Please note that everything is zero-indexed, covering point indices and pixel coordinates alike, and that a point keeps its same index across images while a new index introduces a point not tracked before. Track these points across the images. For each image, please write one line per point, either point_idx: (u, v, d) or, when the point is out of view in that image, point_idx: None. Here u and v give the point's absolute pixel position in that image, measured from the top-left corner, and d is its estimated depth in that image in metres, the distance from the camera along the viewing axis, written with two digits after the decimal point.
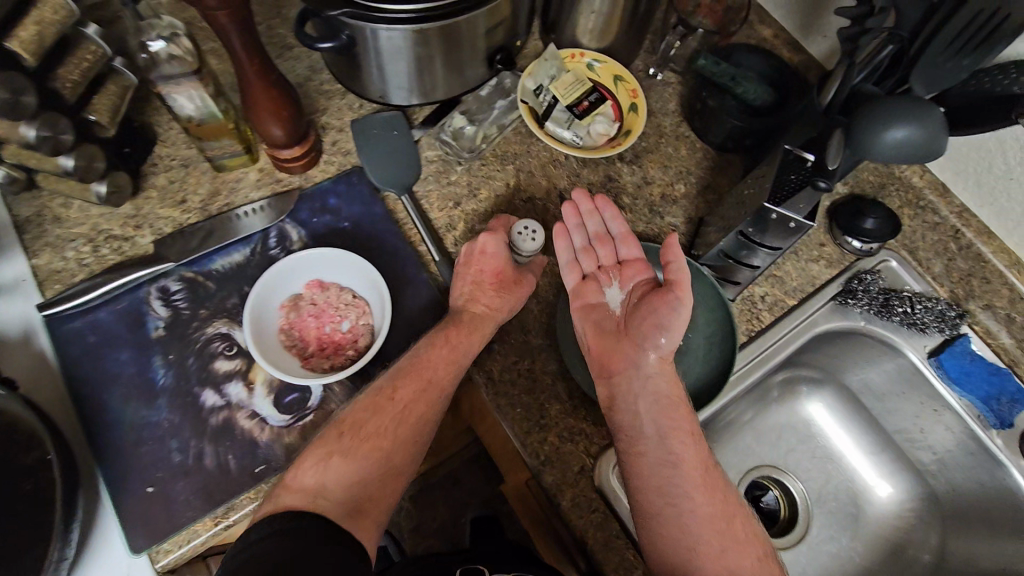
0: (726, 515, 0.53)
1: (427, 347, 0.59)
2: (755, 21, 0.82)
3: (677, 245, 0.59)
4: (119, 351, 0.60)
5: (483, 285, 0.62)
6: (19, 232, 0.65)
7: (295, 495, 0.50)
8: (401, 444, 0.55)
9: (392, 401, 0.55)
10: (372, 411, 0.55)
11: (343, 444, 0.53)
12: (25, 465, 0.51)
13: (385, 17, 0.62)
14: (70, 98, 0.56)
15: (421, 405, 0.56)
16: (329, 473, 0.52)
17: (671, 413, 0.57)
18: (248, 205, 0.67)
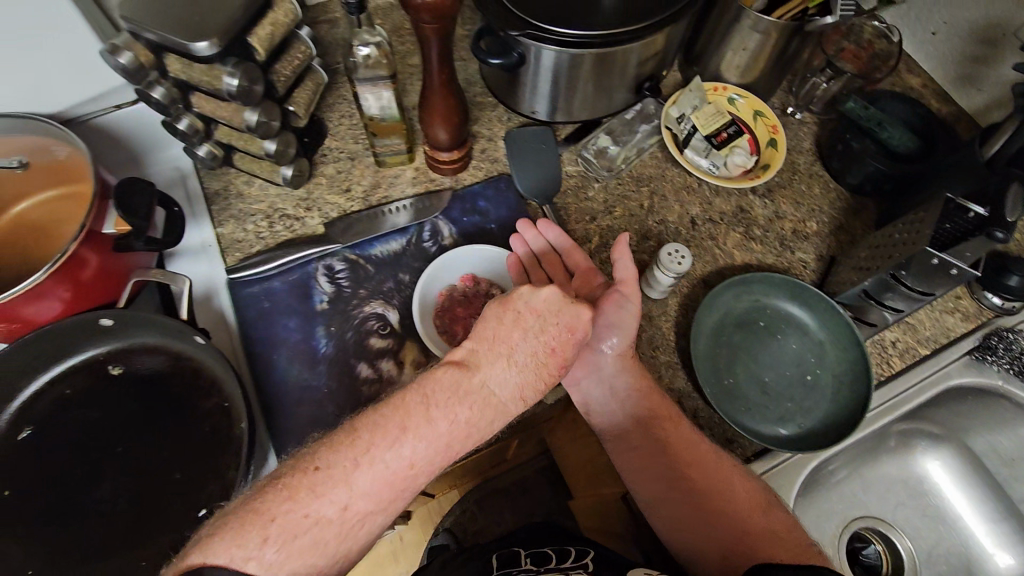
0: (723, 480, 0.58)
1: (454, 389, 0.47)
2: (903, 70, 0.83)
3: (625, 246, 0.64)
4: (288, 318, 0.66)
5: (546, 371, 0.51)
6: (208, 203, 0.73)
7: (281, 537, 0.39)
8: (395, 490, 0.44)
9: (410, 451, 0.44)
10: (376, 457, 0.43)
11: (338, 476, 0.42)
12: (206, 408, 0.60)
13: (554, 38, 0.65)
14: (281, 90, 0.63)
15: (440, 457, 0.45)
16: (324, 521, 0.41)
17: (648, 397, 0.61)
18: (397, 202, 0.73)
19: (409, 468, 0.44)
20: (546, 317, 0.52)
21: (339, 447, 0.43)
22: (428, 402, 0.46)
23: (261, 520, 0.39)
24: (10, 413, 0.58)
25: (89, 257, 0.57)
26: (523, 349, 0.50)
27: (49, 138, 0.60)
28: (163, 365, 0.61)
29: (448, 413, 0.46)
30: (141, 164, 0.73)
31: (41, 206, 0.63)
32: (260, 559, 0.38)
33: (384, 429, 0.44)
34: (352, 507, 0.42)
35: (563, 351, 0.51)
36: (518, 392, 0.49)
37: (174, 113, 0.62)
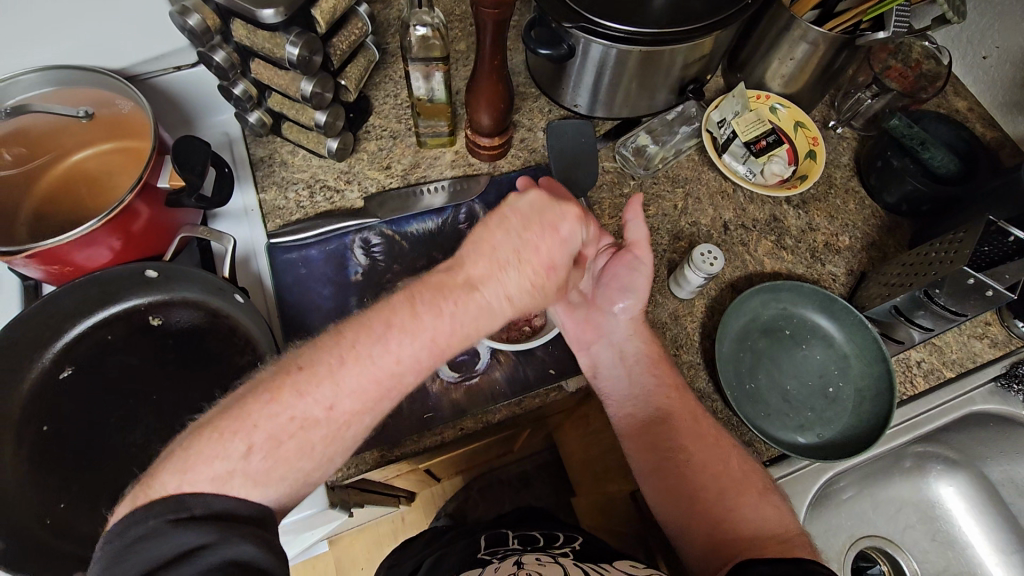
0: (720, 459, 0.59)
1: (436, 291, 0.44)
2: (950, 92, 0.83)
3: (638, 207, 0.64)
4: (323, 287, 0.68)
5: (537, 277, 0.46)
6: (252, 168, 0.74)
7: (266, 445, 0.40)
8: (379, 391, 0.43)
9: (395, 344, 0.42)
10: (361, 353, 0.42)
11: (323, 374, 0.42)
12: (239, 364, 0.61)
13: (605, 33, 0.66)
14: (336, 64, 0.65)
15: (427, 356, 0.43)
16: (308, 426, 0.41)
17: (659, 374, 0.64)
18: (432, 184, 0.74)
19: (396, 363, 0.42)
20: (529, 217, 0.46)
21: (323, 347, 0.43)
22: (412, 304, 0.43)
23: (244, 426, 0.40)
24: (54, 351, 0.60)
25: (141, 209, 0.59)
26: (504, 249, 0.45)
27: (116, 93, 0.63)
28: (201, 320, 0.62)
29: (432, 312, 0.43)
30: (194, 126, 0.76)
31: (100, 156, 0.64)
32: (247, 464, 0.40)
33: (368, 326, 0.42)
34: (337, 410, 0.42)
35: (550, 251, 0.46)
36: (504, 294, 0.45)
37: (232, 79, 0.64)
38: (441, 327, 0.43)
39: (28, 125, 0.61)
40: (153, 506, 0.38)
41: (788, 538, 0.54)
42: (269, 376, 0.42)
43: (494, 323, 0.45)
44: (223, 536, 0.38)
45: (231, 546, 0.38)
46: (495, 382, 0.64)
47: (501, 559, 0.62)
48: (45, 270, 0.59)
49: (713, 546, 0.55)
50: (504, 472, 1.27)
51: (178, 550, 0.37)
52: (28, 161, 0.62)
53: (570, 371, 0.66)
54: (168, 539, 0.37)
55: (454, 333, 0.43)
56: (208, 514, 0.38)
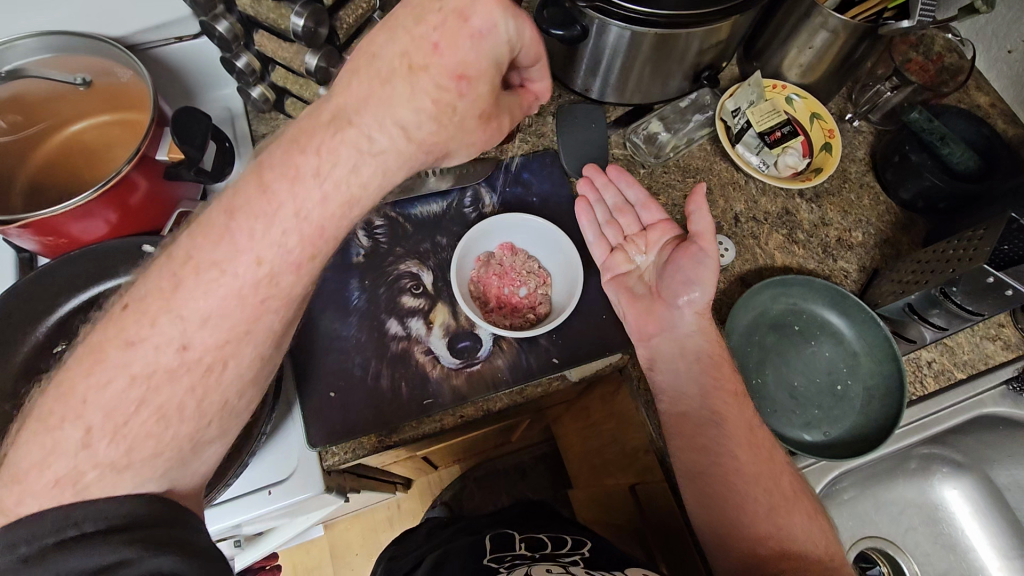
0: (774, 476, 0.58)
1: (296, 139, 0.41)
2: (972, 87, 0.81)
3: (701, 197, 0.64)
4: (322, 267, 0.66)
5: (443, 95, 0.42)
6: (254, 145, 0.73)
7: (112, 420, 0.37)
8: (243, 317, 0.40)
9: (246, 240, 0.39)
10: (201, 268, 0.39)
11: (154, 315, 0.38)
12: None
13: (622, 14, 0.63)
14: (342, 38, 0.63)
15: (298, 243, 0.40)
16: (162, 380, 0.38)
17: (718, 374, 0.61)
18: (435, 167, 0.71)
19: (253, 264, 0.39)
20: (423, 6, 0.42)
21: (150, 276, 0.39)
22: (262, 172, 0.40)
23: (71, 403, 0.37)
24: (47, 326, 0.58)
25: (139, 181, 0.57)
26: (389, 55, 0.42)
27: (114, 61, 0.61)
28: None
29: (288, 165, 0.40)
30: (196, 99, 0.74)
31: (98, 127, 0.63)
32: (92, 452, 0.37)
33: (207, 225, 0.40)
34: (191, 349, 0.39)
35: (456, 46, 0.41)
36: (395, 122, 0.42)
37: (234, 50, 0.62)
38: (320, 179, 0.41)
39: (23, 91, 0.59)
40: (47, 515, 0.35)
41: (827, 568, 0.55)
42: (96, 328, 0.39)
43: (388, 159, 0.43)
44: (140, 552, 0.34)
45: (151, 559, 0.34)
46: (496, 370, 0.63)
47: (510, 568, 0.61)
48: (39, 241, 0.57)
49: (753, 563, 0.55)
50: (501, 462, 1.26)
51: (97, 564, 0.33)
52: (25, 128, 0.61)
53: (574, 361, 0.65)
54: (83, 553, 0.34)
55: (358, 181, 0.42)
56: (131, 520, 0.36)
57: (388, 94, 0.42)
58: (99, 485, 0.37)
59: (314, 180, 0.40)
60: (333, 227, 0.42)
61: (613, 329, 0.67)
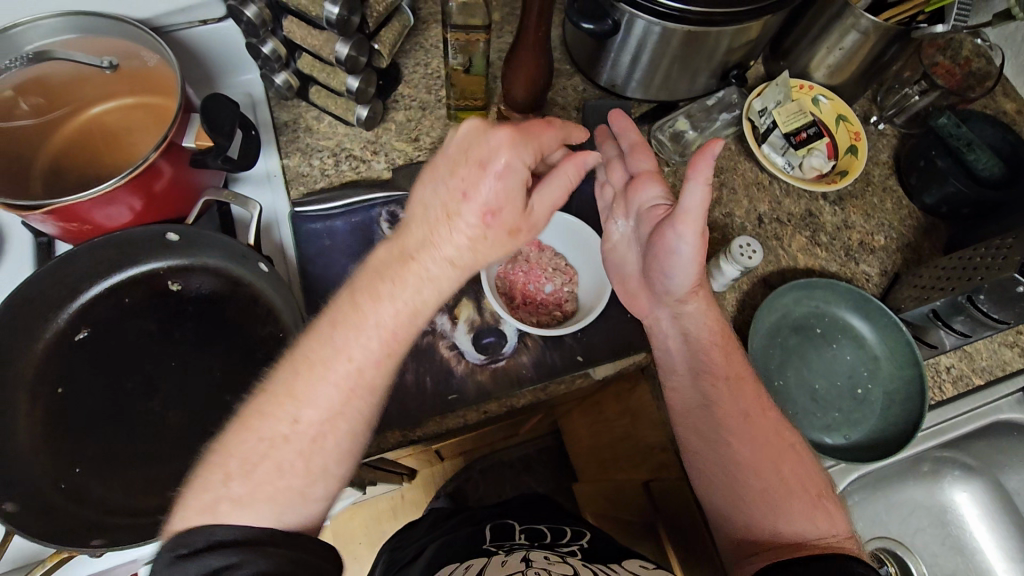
0: (780, 454, 0.57)
1: (380, 264, 0.46)
2: (998, 92, 0.80)
3: (708, 158, 0.49)
4: (347, 260, 0.66)
5: (488, 232, 0.45)
6: (276, 133, 0.71)
7: (242, 471, 0.40)
8: (345, 398, 0.43)
9: (343, 341, 0.43)
10: (316, 361, 0.43)
11: (277, 395, 0.42)
12: (259, 336, 0.60)
13: (654, 10, 0.62)
14: (372, 25, 0.62)
15: (380, 343, 0.43)
16: (277, 443, 0.41)
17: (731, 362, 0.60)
18: None
19: (346, 361, 0.43)
20: (456, 157, 0.46)
21: (277, 368, 0.44)
22: (355, 290, 0.45)
23: (220, 458, 0.41)
24: (70, 313, 0.59)
25: (164, 168, 0.56)
26: (433, 203, 0.46)
27: (142, 45, 0.60)
28: (209, 283, 0.60)
29: (376, 287, 0.44)
30: (217, 84, 0.73)
31: (121, 110, 0.61)
32: (228, 487, 0.39)
33: (316, 332, 0.44)
34: (302, 423, 0.42)
35: (480, 188, 0.45)
36: (446, 253, 0.45)
37: (261, 36, 0.61)
38: (398, 298, 0.44)
39: (46, 74, 0.59)
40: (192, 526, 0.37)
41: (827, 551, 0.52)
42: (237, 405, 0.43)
43: (450, 278, 0.46)
44: (252, 556, 0.37)
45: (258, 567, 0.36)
46: (521, 366, 0.63)
47: (507, 553, 0.61)
48: (61, 227, 0.56)
49: (761, 540, 0.54)
50: (505, 454, 1.26)
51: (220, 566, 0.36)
52: (48, 112, 0.60)
53: (598, 359, 0.65)
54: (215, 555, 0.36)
55: (420, 303, 0.45)
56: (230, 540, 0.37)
57: (437, 238, 0.45)
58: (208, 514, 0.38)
59: (388, 298, 0.44)
60: (408, 333, 0.45)
61: (637, 327, 0.67)
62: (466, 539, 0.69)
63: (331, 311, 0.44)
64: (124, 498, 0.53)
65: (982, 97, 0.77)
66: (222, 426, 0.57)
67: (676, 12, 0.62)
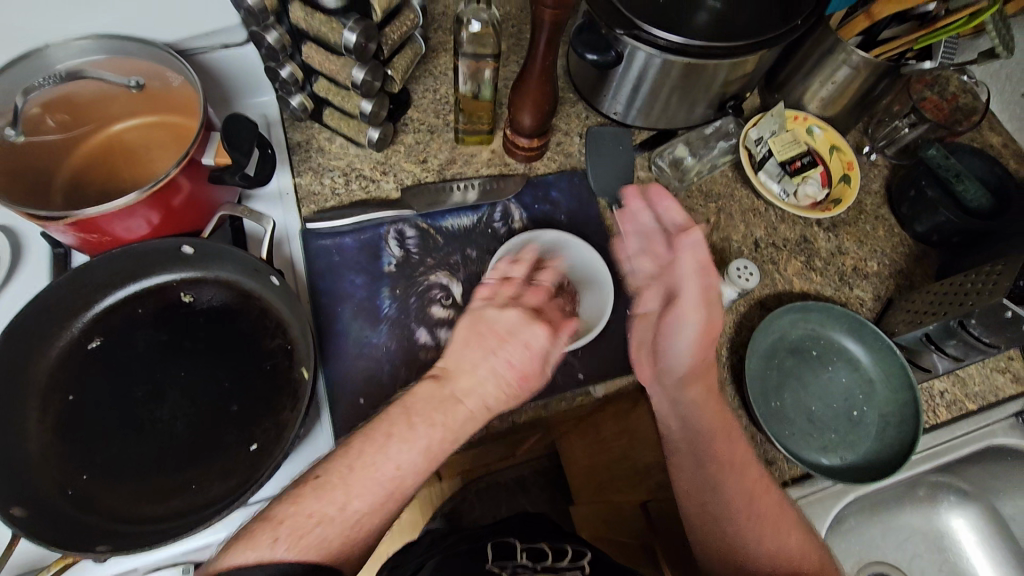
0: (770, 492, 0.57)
1: (433, 395, 0.49)
2: (984, 127, 0.83)
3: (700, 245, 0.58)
4: (355, 275, 0.68)
5: (516, 390, 0.51)
6: (289, 152, 0.74)
7: (290, 538, 0.43)
8: (388, 495, 0.47)
9: (399, 444, 0.47)
10: (368, 460, 0.46)
11: (333, 483, 0.45)
12: (268, 348, 0.61)
13: (654, 43, 0.65)
14: (386, 53, 0.65)
15: (425, 459, 0.47)
16: (325, 522, 0.44)
17: (725, 422, 0.58)
18: (465, 181, 0.74)
19: (395, 467, 0.46)
20: (478, 331, 0.51)
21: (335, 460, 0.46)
22: (408, 411, 0.48)
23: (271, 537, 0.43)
24: (84, 321, 0.60)
25: (183, 183, 0.58)
26: (479, 365, 0.50)
27: (167, 66, 0.63)
28: (222, 295, 0.62)
29: (432, 411, 0.48)
30: (234, 105, 0.76)
31: (143, 128, 0.64)
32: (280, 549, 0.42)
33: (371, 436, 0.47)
34: (346, 509, 0.45)
35: (521, 367, 0.50)
36: (484, 400, 0.50)
37: (280, 60, 0.64)
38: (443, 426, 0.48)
39: (74, 92, 0.61)
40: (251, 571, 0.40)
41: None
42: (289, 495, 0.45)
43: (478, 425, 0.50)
44: None
45: None
46: None
47: None
48: (80, 238, 0.58)
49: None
50: (501, 475, 1.26)
51: None
52: (72, 128, 0.62)
53: (598, 377, 0.66)
54: None
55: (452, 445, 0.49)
56: None
57: (466, 386, 0.50)
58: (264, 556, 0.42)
59: (440, 426, 0.48)
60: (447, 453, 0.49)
61: None
62: (460, 553, 0.70)
63: (388, 422, 0.48)
64: (130, 506, 0.54)
65: (969, 130, 0.80)
66: (229, 436, 0.57)
67: (674, 45, 0.65)
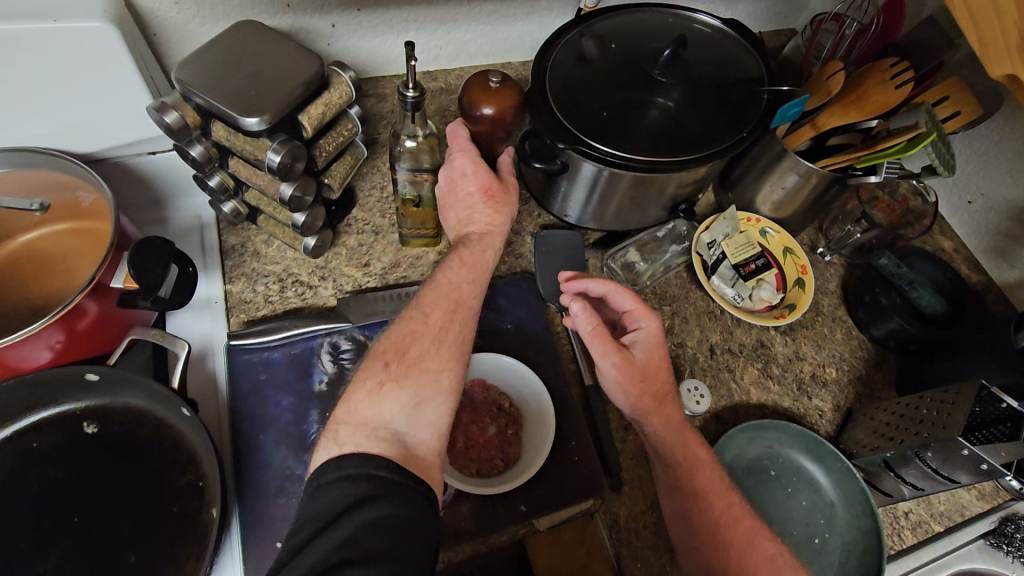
0: (748, 531, 0.54)
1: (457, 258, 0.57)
2: (936, 230, 0.83)
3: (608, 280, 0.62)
4: (282, 395, 0.63)
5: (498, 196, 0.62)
6: (222, 256, 0.70)
7: (393, 372, 0.48)
8: (452, 308, 0.53)
9: (446, 277, 0.55)
10: (422, 316, 0.51)
11: (416, 315, 0.52)
12: (176, 486, 0.55)
13: (598, 156, 0.64)
14: (320, 164, 0.63)
15: (467, 270, 0.57)
16: (410, 375, 0.48)
17: (681, 440, 0.58)
18: (406, 289, 0.70)
19: (448, 285, 0.55)
20: (454, 179, 0.63)
21: (393, 333, 0.51)
22: (454, 261, 0.57)
23: (357, 400, 0.46)
24: None
25: (90, 307, 0.54)
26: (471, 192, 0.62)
27: (77, 180, 0.59)
28: (126, 426, 0.57)
29: (473, 240, 0.60)
30: (165, 207, 0.72)
31: (53, 236, 0.61)
32: (377, 411, 0.45)
33: (421, 305, 0.52)
34: (428, 321, 0.51)
35: (478, 175, 0.62)
36: (488, 218, 0.62)
37: (207, 171, 0.61)
38: (472, 267, 0.57)
39: None
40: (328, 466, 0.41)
41: None
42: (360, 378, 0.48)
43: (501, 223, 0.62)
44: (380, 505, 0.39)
45: (366, 512, 0.38)
46: (460, 517, 0.59)
47: None
48: None
49: None
50: None
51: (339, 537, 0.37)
52: None
53: (542, 509, 0.61)
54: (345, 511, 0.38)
55: (478, 270, 0.57)
56: (358, 475, 0.40)
57: (470, 219, 0.62)
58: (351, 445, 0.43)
59: (465, 255, 0.58)
60: (484, 258, 0.59)
61: (585, 470, 0.63)
62: None
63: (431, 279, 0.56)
64: None
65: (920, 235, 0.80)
66: None
67: (618, 160, 0.64)
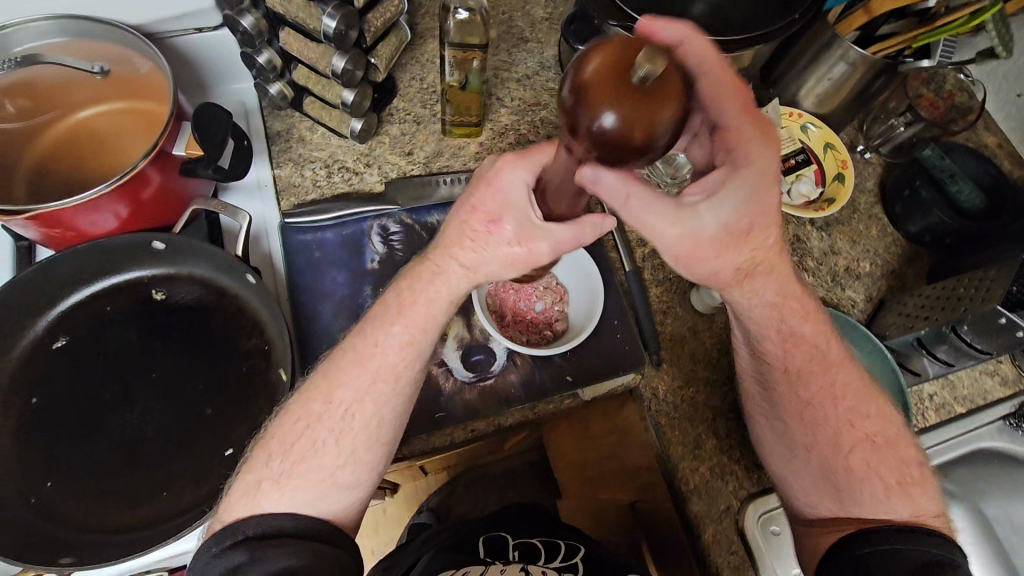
0: (860, 407, 0.55)
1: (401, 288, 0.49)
2: (980, 126, 0.83)
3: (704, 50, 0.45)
4: (336, 272, 0.65)
5: (503, 243, 0.44)
6: (268, 141, 0.71)
7: (280, 452, 0.47)
8: (379, 377, 0.48)
9: (371, 336, 0.48)
10: (334, 381, 0.47)
11: (334, 376, 0.48)
12: (244, 348, 0.58)
13: None
14: (369, 40, 0.62)
15: (403, 329, 0.47)
16: (308, 453, 0.46)
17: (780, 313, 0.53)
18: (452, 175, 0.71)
19: (377, 351, 0.47)
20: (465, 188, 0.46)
21: (304, 402, 0.48)
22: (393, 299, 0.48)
23: (260, 466, 0.46)
24: (48, 320, 0.57)
25: (152, 175, 0.55)
26: (481, 211, 0.44)
27: (137, 51, 0.60)
28: (191, 292, 0.59)
29: (436, 279, 0.47)
30: (209, 94, 0.72)
31: (110, 114, 0.60)
32: (274, 473, 0.46)
33: (350, 355, 0.48)
34: (335, 402, 0.47)
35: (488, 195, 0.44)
36: (475, 258, 0.45)
37: (257, 46, 0.61)
38: (413, 327, 0.47)
39: (34, 76, 0.58)
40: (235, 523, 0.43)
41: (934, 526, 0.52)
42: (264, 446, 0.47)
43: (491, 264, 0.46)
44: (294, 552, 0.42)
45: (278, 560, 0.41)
46: (509, 385, 0.63)
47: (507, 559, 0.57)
48: (44, 233, 0.55)
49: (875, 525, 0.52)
50: None
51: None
52: (34, 115, 0.59)
53: (588, 379, 0.65)
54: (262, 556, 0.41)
55: (424, 322, 0.48)
56: (264, 533, 0.43)
57: (459, 247, 0.45)
58: (261, 502, 0.44)
59: (415, 299, 0.48)
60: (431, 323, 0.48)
61: (625, 347, 0.66)
62: None
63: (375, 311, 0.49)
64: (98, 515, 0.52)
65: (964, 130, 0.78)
66: (200, 441, 0.55)
67: None
